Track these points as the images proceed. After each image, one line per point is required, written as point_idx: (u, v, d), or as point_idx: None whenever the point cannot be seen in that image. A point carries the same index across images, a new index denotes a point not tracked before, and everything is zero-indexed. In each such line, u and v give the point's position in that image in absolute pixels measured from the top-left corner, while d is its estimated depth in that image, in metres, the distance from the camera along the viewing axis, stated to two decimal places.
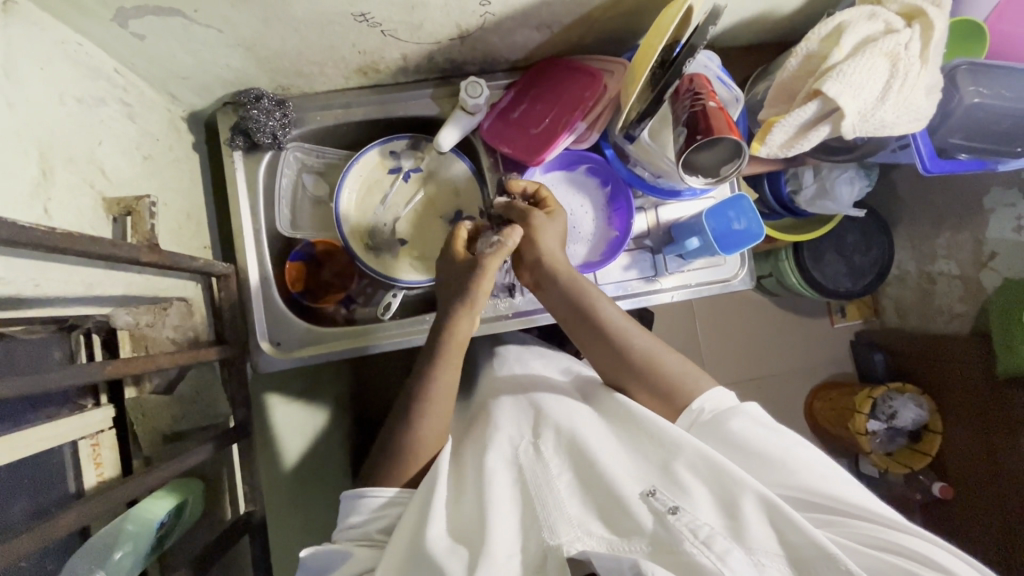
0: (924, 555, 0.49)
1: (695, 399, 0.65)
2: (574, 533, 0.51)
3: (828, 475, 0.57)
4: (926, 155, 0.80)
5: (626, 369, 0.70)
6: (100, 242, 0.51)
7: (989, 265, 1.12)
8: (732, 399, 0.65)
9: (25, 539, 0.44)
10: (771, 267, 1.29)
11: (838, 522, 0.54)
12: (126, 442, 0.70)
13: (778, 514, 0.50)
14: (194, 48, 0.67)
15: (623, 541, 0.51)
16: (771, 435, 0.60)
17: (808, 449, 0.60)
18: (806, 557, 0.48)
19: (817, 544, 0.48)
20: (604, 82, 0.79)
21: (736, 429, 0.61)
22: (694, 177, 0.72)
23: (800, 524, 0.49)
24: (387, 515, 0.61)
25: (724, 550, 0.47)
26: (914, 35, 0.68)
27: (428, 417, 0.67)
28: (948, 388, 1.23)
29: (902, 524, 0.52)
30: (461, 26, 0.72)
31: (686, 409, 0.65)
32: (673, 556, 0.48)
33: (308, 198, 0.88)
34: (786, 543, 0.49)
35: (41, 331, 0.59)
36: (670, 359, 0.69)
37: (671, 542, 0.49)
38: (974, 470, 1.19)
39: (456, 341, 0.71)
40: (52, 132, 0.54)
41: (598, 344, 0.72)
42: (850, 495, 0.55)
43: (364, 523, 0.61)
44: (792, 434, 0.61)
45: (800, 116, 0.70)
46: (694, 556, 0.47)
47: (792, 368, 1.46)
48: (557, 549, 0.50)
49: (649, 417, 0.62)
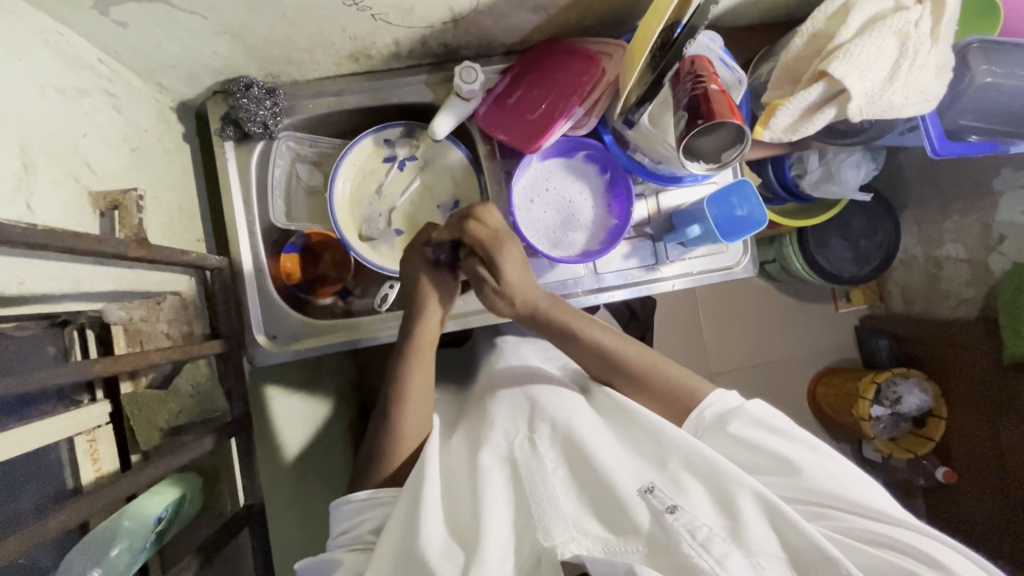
0: (930, 558, 0.49)
1: (694, 407, 0.64)
2: (569, 534, 0.51)
3: (836, 474, 0.56)
4: (934, 138, 0.76)
5: (618, 374, 0.70)
6: (85, 238, 0.50)
7: (998, 248, 1.10)
8: (734, 399, 0.63)
9: (15, 540, 0.43)
10: (776, 252, 1.27)
11: (830, 516, 0.54)
12: (124, 438, 0.69)
13: (778, 514, 0.50)
14: (179, 35, 0.65)
15: (619, 540, 0.50)
16: (776, 439, 0.58)
17: (817, 448, 0.58)
18: (806, 559, 0.48)
19: (817, 546, 0.48)
20: (603, 65, 0.77)
21: (738, 433, 0.59)
22: (697, 164, 0.69)
23: (797, 522, 0.49)
24: (372, 516, 0.60)
25: (721, 553, 0.48)
26: (924, 12, 0.66)
27: (415, 409, 0.68)
28: (955, 374, 1.22)
29: (904, 522, 0.52)
30: (454, 9, 0.70)
31: (690, 416, 0.64)
32: (668, 559, 0.48)
33: (302, 188, 0.87)
34: (788, 546, 0.49)
35: (31, 326, 0.58)
36: (664, 365, 0.69)
37: (666, 543, 0.49)
38: (980, 456, 1.18)
39: (426, 340, 0.72)
40: (33, 126, 0.53)
41: (587, 358, 0.71)
42: (854, 492, 0.54)
43: (353, 528, 0.60)
44: (803, 434, 0.59)
45: (804, 99, 0.68)
46: (691, 559, 0.47)
47: (797, 354, 1.45)
48: (551, 550, 0.50)
49: (644, 415, 0.61)
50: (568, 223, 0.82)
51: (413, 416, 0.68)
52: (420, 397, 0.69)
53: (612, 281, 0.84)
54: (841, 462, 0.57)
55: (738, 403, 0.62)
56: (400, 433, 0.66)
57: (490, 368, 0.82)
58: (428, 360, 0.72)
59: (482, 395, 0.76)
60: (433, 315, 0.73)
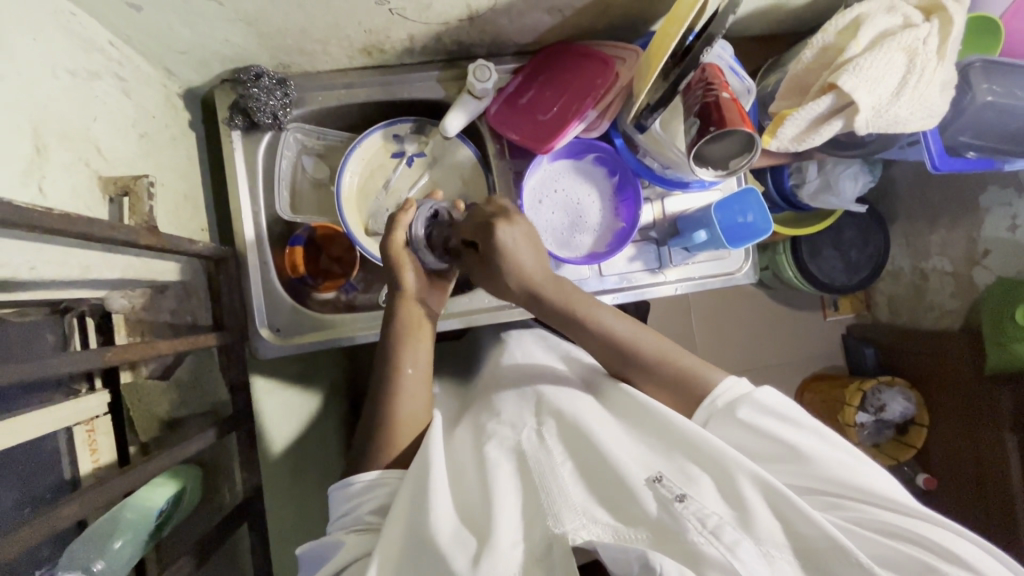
0: (941, 546, 0.50)
1: (711, 390, 0.65)
2: (579, 521, 0.50)
3: (846, 463, 0.57)
4: (935, 153, 0.79)
5: (630, 362, 0.69)
6: (100, 224, 0.49)
7: (982, 262, 1.13)
8: (742, 384, 0.64)
9: (22, 533, 0.42)
10: (769, 260, 1.30)
11: (847, 507, 0.55)
12: (121, 428, 0.68)
13: (786, 504, 0.50)
14: (193, 21, 0.63)
15: (628, 528, 0.49)
16: (779, 426, 0.60)
17: (819, 429, 0.60)
18: (818, 550, 0.48)
19: (827, 534, 0.48)
20: (616, 69, 0.78)
21: (745, 422, 0.60)
22: (706, 169, 0.71)
23: (809, 514, 0.49)
24: (374, 497, 0.60)
25: (733, 540, 0.47)
26: (932, 30, 0.67)
27: (409, 398, 0.68)
28: (936, 383, 1.25)
29: (920, 512, 0.53)
30: (471, 7, 0.70)
31: (702, 404, 0.64)
32: (679, 546, 0.48)
33: (307, 180, 0.86)
34: (795, 535, 0.50)
35: (33, 313, 0.61)
36: (685, 355, 0.68)
37: (676, 530, 0.49)
38: (958, 462, 1.22)
39: (411, 323, 0.72)
40: (45, 108, 0.52)
41: (604, 353, 0.71)
42: (862, 480, 0.56)
43: (353, 509, 0.60)
44: (807, 420, 0.61)
45: (813, 109, 0.69)
46: (699, 546, 0.47)
47: (785, 360, 1.47)
48: (562, 538, 0.48)
49: (653, 404, 0.62)
50: (576, 225, 0.83)
51: (412, 400, 0.68)
52: (418, 387, 0.69)
53: (615, 283, 0.85)
54: (852, 453, 0.59)
55: (745, 390, 0.63)
56: (397, 424, 0.66)
57: (492, 364, 0.82)
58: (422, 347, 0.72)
59: (483, 391, 0.76)
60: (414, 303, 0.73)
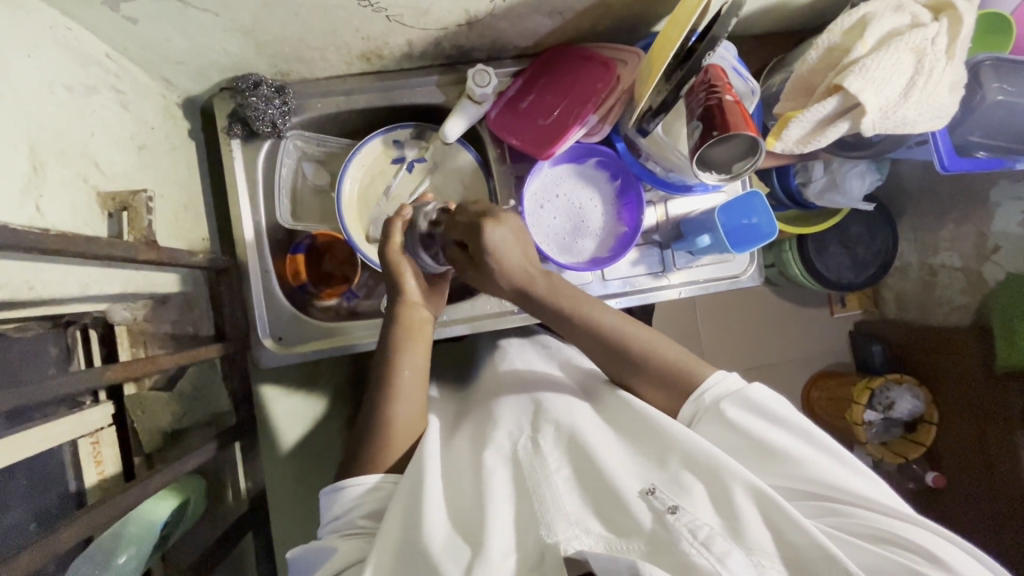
0: (927, 550, 0.49)
1: (698, 387, 0.64)
2: (572, 531, 0.49)
3: (836, 467, 0.56)
4: (944, 153, 0.77)
5: (626, 365, 0.68)
6: (99, 242, 0.49)
7: (993, 258, 1.11)
8: (733, 382, 0.63)
9: (26, 556, 0.42)
10: (774, 257, 1.28)
11: (839, 511, 0.54)
12: (126, 440, 0.68)
13: (777, 511, 0.50)
14: (190, 32, 0.63)
15: (620, 539, 0.49)
16: (770, 426, 0.59)
17: (812, 431, 0.59)
18: (805, 559, 0.48)
19: (816, 543, 0.47)
20: (617, 73, 0.76)
21: (734, 421, 0.60)
22: (710, 174, 0.70)
23: (798, 521, 0.49)
24: (365, 501, 0.60)
25: (724, 551, 0.47)
26: (941, 29, 0.66)
27: (405, 401, 0.68)
28: (945, 381, 1.24)
29: (917, 519, 0.52)
30: (469, 12, 0.69)
31: (692, 399, 0.64)
32: (670, 557, 0.47)
33: (308, 186, 0.86)
34: (785, 544, 0.49)
35: (35, 328, 0.60)
36: (672, 351, 0.67)
37: (668, 542, 0.48)
38: (967, 460, 1.21)
39: (408, 327, 0.72)
40: (42, 127, 0.51)
41: (599, 353, 0.70)
42: (849, 482, 0.55)
43: (346, 513, 0.60)
44: (798, 420, 0.60)
45: (819, 111, 0.68)
46: (693, 558, 0.46)
47: (792, 358, 1.46)
48: (554, 547, 0.48)
49: (646, 410, 0.62)
50: (577, 229, 0.82)
51: (407, 404, 0.68)
52: (413, 390, 0.69)
53: (618, 287, 0.84)
54: (842, 455, 0.58)
55: (736, 387, 0.62)
56: (395, 433, 0.66)
57: (495, 370, 0.82)
58: (416, 352, 0.71)
59: (486, 396, 0.75)
60: (415, 306, 0.73)
